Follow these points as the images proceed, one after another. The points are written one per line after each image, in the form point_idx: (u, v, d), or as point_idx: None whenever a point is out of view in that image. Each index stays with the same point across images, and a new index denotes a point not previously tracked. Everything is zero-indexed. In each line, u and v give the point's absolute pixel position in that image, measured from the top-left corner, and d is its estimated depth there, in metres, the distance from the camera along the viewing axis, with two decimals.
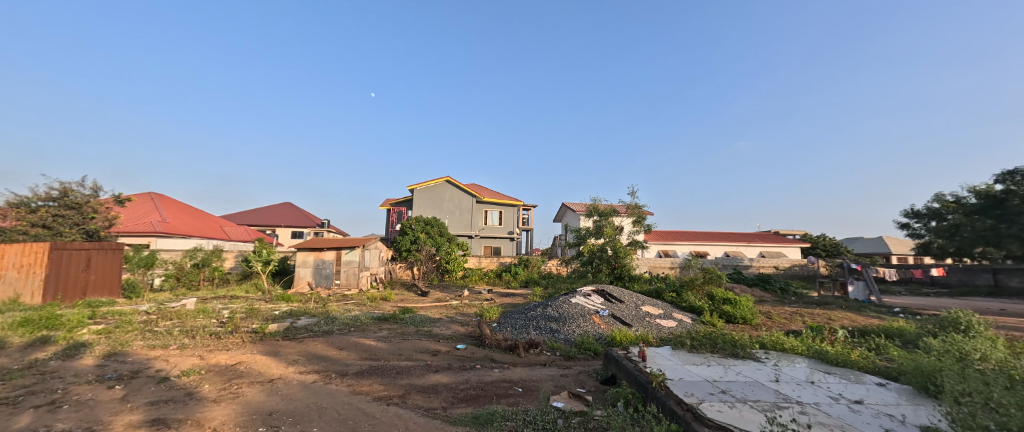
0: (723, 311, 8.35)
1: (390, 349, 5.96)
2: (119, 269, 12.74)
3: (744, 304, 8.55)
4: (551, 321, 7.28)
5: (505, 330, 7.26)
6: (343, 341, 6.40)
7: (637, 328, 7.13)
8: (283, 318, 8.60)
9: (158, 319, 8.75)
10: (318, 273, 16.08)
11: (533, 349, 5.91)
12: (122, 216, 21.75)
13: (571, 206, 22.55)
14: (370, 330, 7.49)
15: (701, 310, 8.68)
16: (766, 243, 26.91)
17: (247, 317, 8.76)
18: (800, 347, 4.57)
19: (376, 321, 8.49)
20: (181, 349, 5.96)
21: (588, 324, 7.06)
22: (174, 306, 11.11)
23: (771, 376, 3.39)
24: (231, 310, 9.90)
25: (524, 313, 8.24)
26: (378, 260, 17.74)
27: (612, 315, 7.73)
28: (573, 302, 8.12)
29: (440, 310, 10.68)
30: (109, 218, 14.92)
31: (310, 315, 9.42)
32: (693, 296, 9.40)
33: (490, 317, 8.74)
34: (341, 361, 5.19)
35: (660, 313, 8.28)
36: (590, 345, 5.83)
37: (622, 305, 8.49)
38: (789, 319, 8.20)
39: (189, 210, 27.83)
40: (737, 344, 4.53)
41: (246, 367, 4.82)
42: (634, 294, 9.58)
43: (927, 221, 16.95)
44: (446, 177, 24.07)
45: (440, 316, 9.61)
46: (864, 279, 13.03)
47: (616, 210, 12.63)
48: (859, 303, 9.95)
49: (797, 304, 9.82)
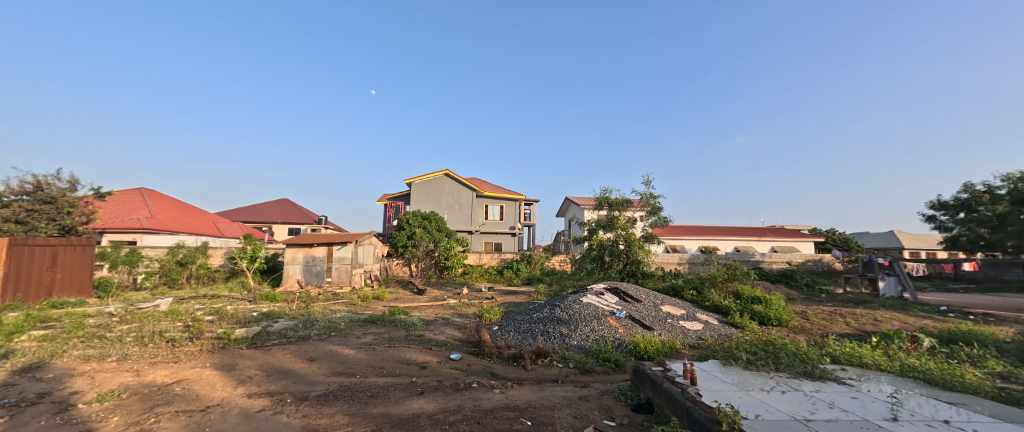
0: (754, 311, 7.38)
1: (370, 361, 4.98)
2: (90, 267, 11.91)
3: (776, 305, 7.59)
4: (559, 325, 6.31)
5: (507, 335, 6.29)
6: (317, 351, 5.42)
7: (661, 333, 6.16)
8: (257, 321, 7.62)
9: (118, 322, 7.75)
10: (309, 270, 15.15)
11: (542, 359, 4.95)
12: (107, 213, 20.80)
13: (576, 200, 21.57)
14: (353, 336, 6.51)
15: (728, 310, 7.71)
16: (778, 238, 25.88)
17: (216, 320, 7.76)
18: (885, 361, 3.57)
19: (362, 325, 7.52)
20: (121, 361, 4.98)
21: (604, 329, 6.09)
22: (145, 306, 10.12)
23: (884, 415, 2.41)
24: (203, 312, 8.93)
25: (528, 315, 7.27)
26: (372, 257, 16.55)
27: (630, 317, 6.76)
28: (584, 302, 7.15)
29: (435, 310, 9.74)
30: (88, 213, 13.98)
31: (290, 317, 8.43)
32: (717, 295, 8.41)
33: (491, 319, 7.77)
34: (307, 378, 4.21)
35: (682, 314, 7.33)
36: (610, 356, 4.88)
37: (639, 305, 7.50)
38: (830, 321, 7.23)
39: (180, 206, 26.99)
40: (805, 358, 3.51)
41: (183, 388, 3.84)
42: (651, 292, 8.61)
43: (955, 213, 15.92)
44: (445, 170, 23.09)
45: (435, 317, 8.68)
46: (896, 275, 12.03)
47: (629, 200, 11.51)
48: (900, 302, 8.95)
49: (833, 303, 8.82)
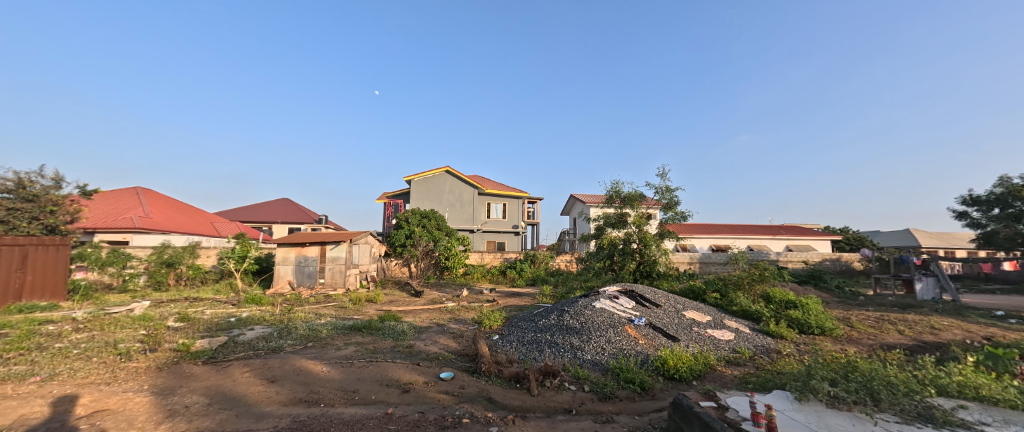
0: (791, 318, 6.49)
1: (342, 382, 4.12)
2: (64, 268, 11.16)
3: (814, 310, 6.70)
4: (570, 335, 5.42)
5: (509, 347, 5.42)
6: (282, 368, 4.58)
7: (689, 345, 5.27)
8: (229, 330, 6.79)
9: (75, 329, 6.92)
10: (301, 271, 14.33)
11: (550, 380, 4.08)
12: (99, 212, 20.13)
13: (582, 198, 20.66)
14: (332, 348, 5.65)
15: (759, 316, 6.81)
16: (792, 236, 24.83)
17: (184, 328, 6.92)
18: (1015, 395, 2.67)
19: (345, 333, 6.68)
20: (45, 381, 4.15)
21: (623, 339, 5.20)
22: (116, 310, 9.29)
23: None
24: (176, 318, 8.09)
25: (532, 322, 6.41)
26: (369, 256, 15.93)
27: (651, 324, 5.86)
28: (596, 308, 6.26)
29: (432, 314, 8.90)
30: (72, 211, 12.98)
31: (268, 323, 7.58)
32: (744, 298, 7.50)
33: (490, 326, 6.91)
34: (256, 409, 3.36)
35: (708, 321, 6.44)
36: (634, 376, 4.01)
37: (658, 310, 6.59)
38: (879, 329, 6.33)
39: (178, 206, 26.41)
40: (909, 393, 2.62)
41: (89, 426, 2.99)
42: (669, 295, 7.70)
43: (989, 209, 14.89)
44: (445, 167, 22.24)
45: (429, 323, 7.83)
46: (934, 275, 11.01)
47: (643, 195, 10.54)
48: (952, 306, 7.95)
49: (873, 307, 7.89)
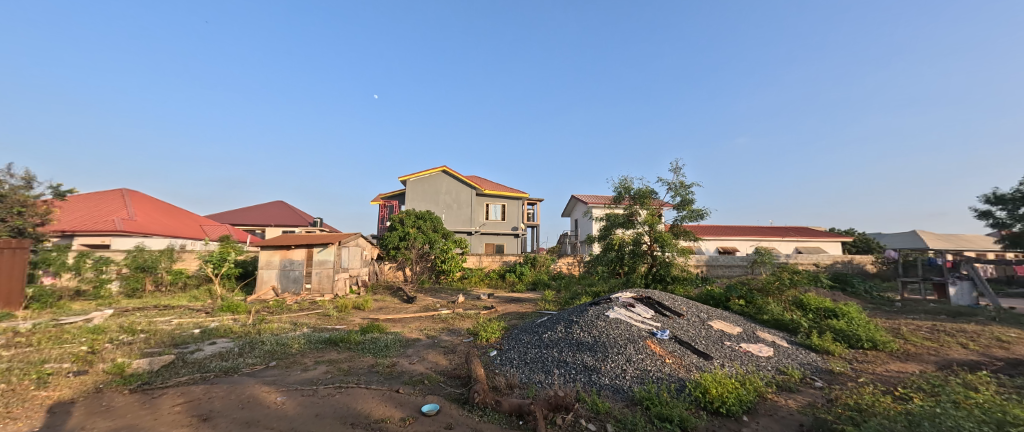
0: (835, 329, 5.62)
1: (294, 420, 3.21)
2: (21, 273, 10.08)
3: (860, 321, 5.83)
4: (582, 353, 4.54)
5: (508, 368, 4.53)
6: (224, 401, 3.66)
7: (726, 364, 4.39)
8: (186, 345, 5.88)
9: (10, 344, 6.00)
10: (285, 276, 13.40)
11: (562, 416, 3.19)
12: (81, 215, 19.24)
13: (584, 199, 19.84)
14: (297, 368, 4.75)
15: (795, 327, 5.94)
16: (801, 237, 24.01)
17: (134, 343, 5.99)
18: None
19: (319, 348, 5.78)
20: None
21: (646, 358, 4.31)
22: (71, 321, 8.32)
23: None
24: (133, 330, 7.16)
25: (536, 335, 5.54)
26: (360, 259, 15.02)
27: (676, 338, 4.98)
28: (610, 319, 5.38)
29: (423, 324, 8.01)
30: (44, 213, 11.96)
31: (235, 336, 6.67)
32: (775, 305, 6.61)
33: (487, 339, 6.02)
34: None
35: (740, 334, 5.56)
36: (670, 412, 3.13)
37: (681, 320, 5.70)
38: (939, 343, 5.46)
39: (166, 209, 25.51)
40: None
41: None
42: (689, 302, 6.83)
43: (1015, 208, 14.08)
44: (441, 166, 21.39)
45: (419, 334, 6.93)
46: (970, 279, 10.15)
47: (655, 192, 9.66)
48: (1009, 315, 7.05)
49: (918, 316, 7.03)
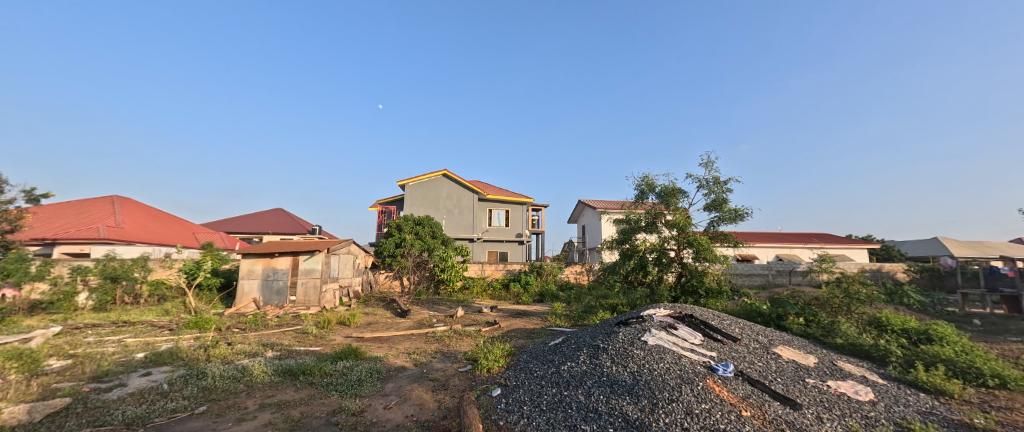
0: (942, 362, 4.30)
1: None
2: None
3: (969, 350, 4.52)
4: (622, 400, 3.26)
5: (518, 421, 3.24)
6: None
7: (827, 418, 3.11)
8: (111, 378, 4.64)
9: None
10: (268, 287, 12.18)
11: None
12: (64, 222, 18.22)
13: (593, 204, 18.58)
14: (229, 418, 3.49)
15: (883, 355, 4.63)
16: (824, 244, 22.56)
17: (50, 374, 4.77)
18: None
19: (275, 383, 4.51)
20: None
21: (714, 410, 3.04)
22: (8, 340, 7.15)
23: None
24: (68, 353, 5.96)
25: (552, 366, 4.25)
26: (352, 268, 13.82)
27: (743, 375, 3.71)
28: (650, 346, 4.10)
29: (414, 346, 6.76)
30: (11, 219, 10.95)
31: (183, 363, 5.45)
32: (848, 326, 5.32)
33: (488, 370, 4.73)
34: None
35: (818, 366, 4.26)
36: None
37: (738, 347, 4.42)
38: None
39: (159, 217, 24.55)
40: None
41: None
42: (738, 320, 5.54)
43: None
44: (442, 170, 20.25)
45: (406, 361, 5.65)
46: None
47: (683, 190, 8.42)
48: None
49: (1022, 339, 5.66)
